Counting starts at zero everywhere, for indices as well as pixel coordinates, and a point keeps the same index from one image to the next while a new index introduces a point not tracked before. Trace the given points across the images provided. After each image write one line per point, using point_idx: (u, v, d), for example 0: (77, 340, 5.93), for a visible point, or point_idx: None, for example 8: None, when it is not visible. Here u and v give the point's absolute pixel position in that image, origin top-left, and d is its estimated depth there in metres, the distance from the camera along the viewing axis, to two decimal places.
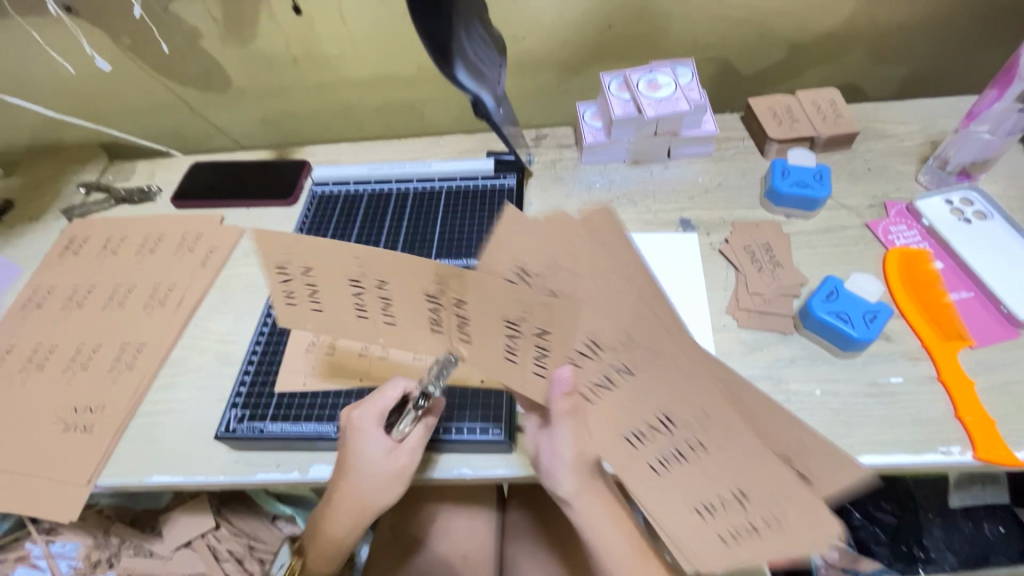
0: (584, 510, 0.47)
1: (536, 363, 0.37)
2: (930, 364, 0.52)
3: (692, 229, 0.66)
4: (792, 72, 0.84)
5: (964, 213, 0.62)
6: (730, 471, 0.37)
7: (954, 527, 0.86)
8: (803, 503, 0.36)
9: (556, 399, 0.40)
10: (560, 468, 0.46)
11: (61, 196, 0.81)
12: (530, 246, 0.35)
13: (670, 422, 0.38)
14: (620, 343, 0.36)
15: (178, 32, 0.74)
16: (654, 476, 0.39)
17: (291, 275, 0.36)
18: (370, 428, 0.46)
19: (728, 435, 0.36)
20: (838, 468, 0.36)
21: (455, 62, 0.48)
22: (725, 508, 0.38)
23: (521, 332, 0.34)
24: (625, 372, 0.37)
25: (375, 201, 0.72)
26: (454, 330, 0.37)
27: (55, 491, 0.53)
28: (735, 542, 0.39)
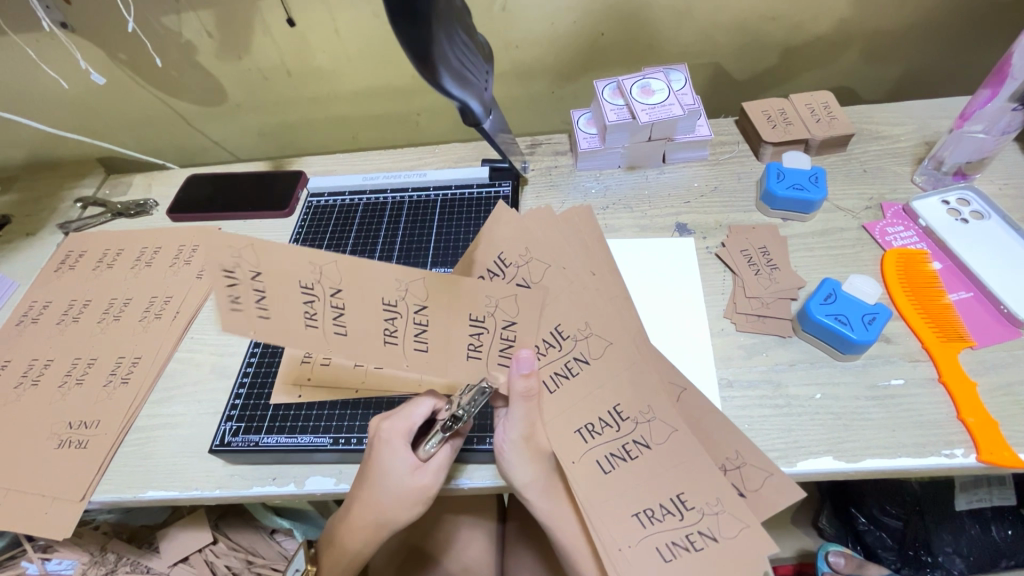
0: (538, 504, 0.46)
1: (500, 356, 0.44)
2: (930, 366, 0.52)
3: (688, 233, 0.65)
4: (785, 75, 0.84)
5: (961, 213, 0.62)
6: (673, 478, 0.43)
7: (960, 531, 0.85)
8: (739, 516, 0.41)
9: (513, 381, 0.43)
10: (515, 451, 0.45)
11: (58, 211, 0.81)
12: (507, 242, 0.46)
13: (620, 417, 0.44)
14: (575, 335, 0.46)
15: (172, 46, 0.74)
16: (599, 472, 0.43)
17: (316, 294, 0.37)
18: (397, 442, 0.46)
19: (671, 432, 0.44)
20: (773, 481, 0.44)
21: (444, 74, 0.51)
22: (667, 515, 0.42)
23: (487, 326, 0.42)
24: (581, 361, 0.46)
25: (370, 211, 0.72)
26: (411, 340, 0.40)
27: (49, 508, 0.52)
28: (671, 556, 0.41)
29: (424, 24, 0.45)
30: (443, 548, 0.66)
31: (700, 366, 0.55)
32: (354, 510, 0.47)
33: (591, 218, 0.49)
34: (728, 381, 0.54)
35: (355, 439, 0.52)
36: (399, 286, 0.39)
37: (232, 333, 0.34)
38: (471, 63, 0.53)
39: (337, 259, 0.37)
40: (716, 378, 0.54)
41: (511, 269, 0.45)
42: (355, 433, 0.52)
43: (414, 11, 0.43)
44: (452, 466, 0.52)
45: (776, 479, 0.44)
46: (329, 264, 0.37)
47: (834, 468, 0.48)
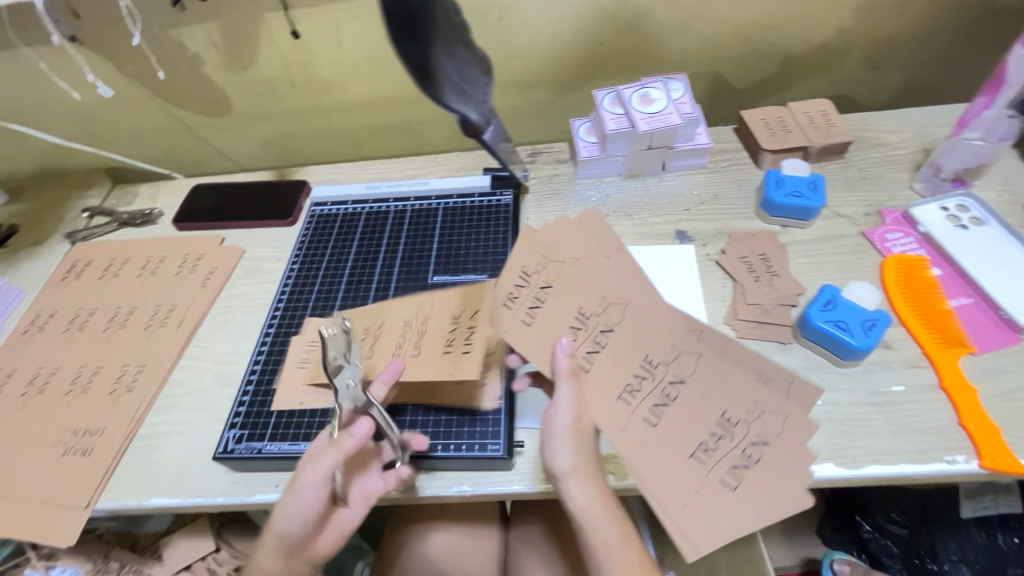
0: (585, 490, 0.45)
1: (519, 344, 0.46)
2: (931, 372, 0.52)
3: (689, 241, 0.66)
4: (784, 84, 0.84)
5: (960, 219, 0.62)
6: (711, 409, 0.44)
7: (966, 538, 0.83)
8: (776, 413, 0.42)
9: (556, 364, 0.45)
10: (560, 437, 0.45)
11: (65, 221, 0.82)
12: (525, 251, 0.47)
13: (652, 364, 0.45)
14: (597, 313, 0.45)
15: (178, 58, 0.76)
16: (649, 427, 0.44)
17: (354, 322, 0.57)
18: (308, 490, 0.45)
19: (696, 358, 0.44)
20: (798, 386, 0.42)
21: (441, 88, 0.49)
22: (720, 441, 0.43)
23: (544, 315, 0.46)
24: (608, 330, 0.45)
25: (373, 220, 0.73)
26: (456, 343, 0.51)
27: (54, 515, 0.52)
28: (735, 481, 0.42)
29: (423, 38, 0.48)
30: (444, 554, 0.66)
31: None
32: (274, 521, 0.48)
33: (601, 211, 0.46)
34: None
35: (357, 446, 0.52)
36: (415, 310, 0.56)
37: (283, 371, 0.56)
38: (469, 76, 0.53)
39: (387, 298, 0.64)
40: None
41: (534, 277, 0.47)
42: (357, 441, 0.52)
43: (414, 28, 0.47)
44: (452, 473, 0.52)
45: (794, 420, 0.42)
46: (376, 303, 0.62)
47: (836, 474, 0.47)
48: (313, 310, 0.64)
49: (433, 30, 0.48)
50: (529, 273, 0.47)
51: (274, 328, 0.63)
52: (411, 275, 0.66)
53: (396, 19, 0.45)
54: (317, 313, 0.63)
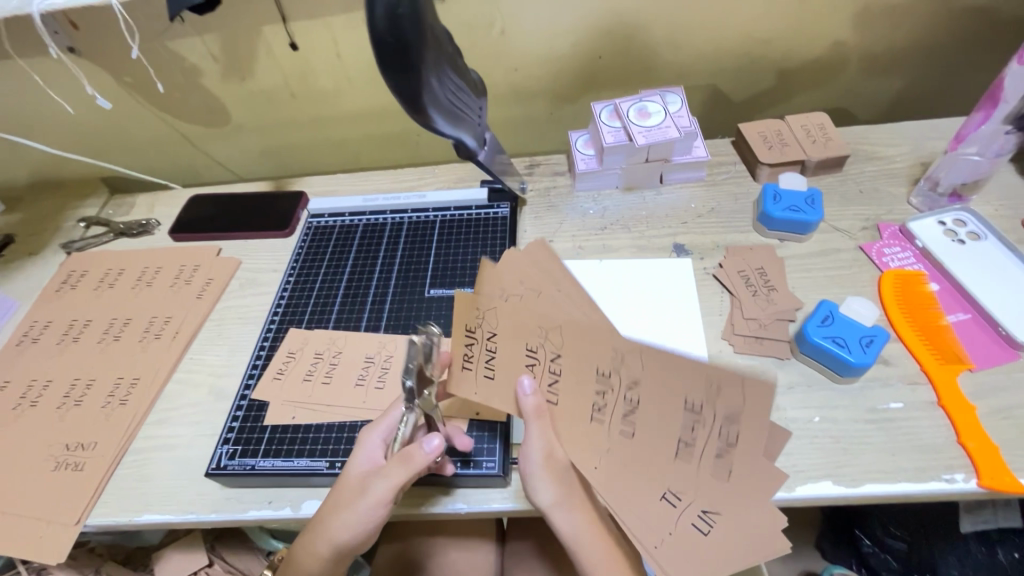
0: (568, 522, 0.46)
1: (485, 371, 0.44)
2: (929, 389, 0.52)
3: (686, 254, 0.66)
4: (782, 97, 0.85)
5: (958, 234, 0.62)
6: (674, 443, 0.39)
7: (965, 553, 0.83)
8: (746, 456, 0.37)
9: (521, 405, 0.42)
10: (536, 473, 0.45)
11: (61, 231, 0.82)
12: (478, 293, 0.41)
13: (604, 374, 0.40)
14: (543, 344, 0.41)
15: (176, 69, 0.76)
16: (620, 466, 0.41)
17: (323, 356, 0.59)
18: (363, 507, 0.44)
19: (640, 355, 0.38)
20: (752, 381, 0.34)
21: (434, 112, 0.51)
22: (694, 433, 0.38)
23: (539, 358, 0.42)
24: (556, 357, 0.41)
25: (370, 231, 0.72)
26: (483, 365, 0.43)
27: (44, 532, 0.52)
28: (707, 527, 0.40)
29: (416, 65, 0.47)
30: (439, 568, 0.66)
31: None
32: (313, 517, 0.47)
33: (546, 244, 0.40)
34: None
35: None
36: (378, 345, 0.59)
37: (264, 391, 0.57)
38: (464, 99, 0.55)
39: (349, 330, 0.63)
40: None
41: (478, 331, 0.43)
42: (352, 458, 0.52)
43: (406, 59, 0.46)
44: (447, 490, 0.51)
45: (752, 387, 0.34)
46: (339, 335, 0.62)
47: (835, 493, 0.47)
48: (309, 323, 0.63)
49: (425, 57, 0.48)
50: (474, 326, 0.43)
51: (269, 342, 0.62)
52: (408, 288, 0.65)
53: (389, 47, 0.44)
54: (313, 327, 0.63)
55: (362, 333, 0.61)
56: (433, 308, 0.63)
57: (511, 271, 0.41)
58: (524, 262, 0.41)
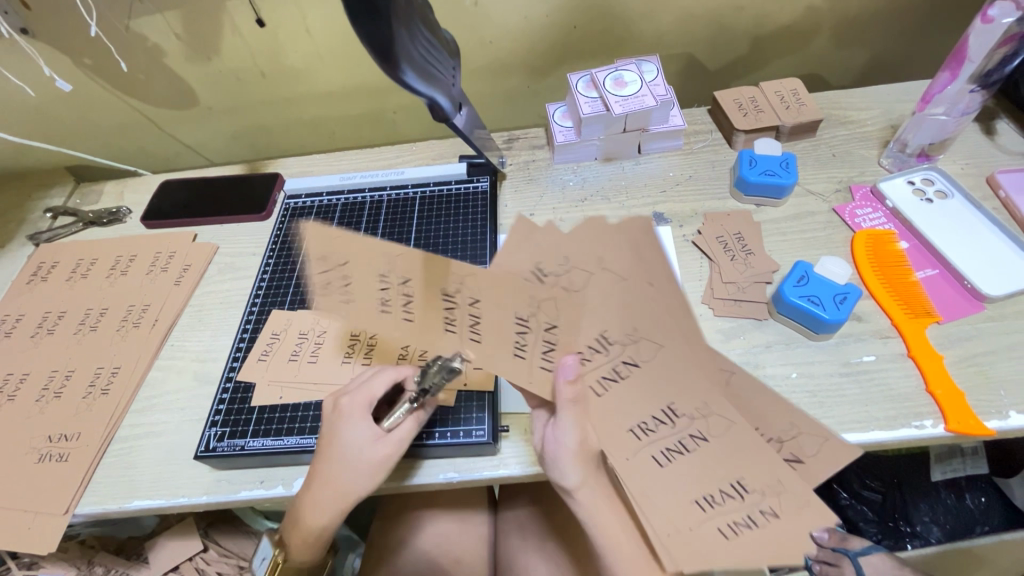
0: (585, 503, 0.45)
1: (407, 317, 0.37)
2: (900, 341, 0.54)
3: (665, 222, 0.66)
4: (756, 64, 0.85)
5: (926, 193, 0.64)
6: (736, 458, 0.36)
7: (937, 500, 0.88)
8: (803, 491, 0.35)
9: (561, 392, 0.39)
10: (564, 456, 0.44)
11: (27, 222, 0.79)
12: (545, 250, 0.35)
13: (674, 414, 0.37)
14: (621, 345, 0.37)
15: (138, 49, 0.73)
16: (656, 467, 0.37)
17: (308, 337, 0.59)
18: (358, 413, 0.47)
19: (656, 346, 0.36)
20: (830, 446, 0.35)
21: (407, 68, 0.50)
22: (727, 498, 0.36)
23: (530, 326, 0.38)
24: (632, 364, 0.37)
25: (349, 211, 0.72)
26: (333, 296, 0.37)
27: (32, 523, 0.51)
28: (734, 534, 0.36)
29: (384, 17, 0.46)
30: (434, 542, 0.67)
31: None
32: (313, 488, 0.47)
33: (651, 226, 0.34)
34: None
35: None
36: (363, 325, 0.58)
37: (250, 371, 0.57)
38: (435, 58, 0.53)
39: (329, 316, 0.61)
40: None
41: (549, 280, 0.35)
42: None
43: (375, 9, 0.45)
44: (435, 460, 0.52)
45: (832, 445, 0.35)
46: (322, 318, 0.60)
47: None
48: (292, 304, 0.63)
49: (391, 9, 0.46)
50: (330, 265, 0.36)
51: (253, 324, 0.62)
52: None
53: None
54: (296, 307, 0.63)
55: None
56: None
57: (601, 236, 0.35)
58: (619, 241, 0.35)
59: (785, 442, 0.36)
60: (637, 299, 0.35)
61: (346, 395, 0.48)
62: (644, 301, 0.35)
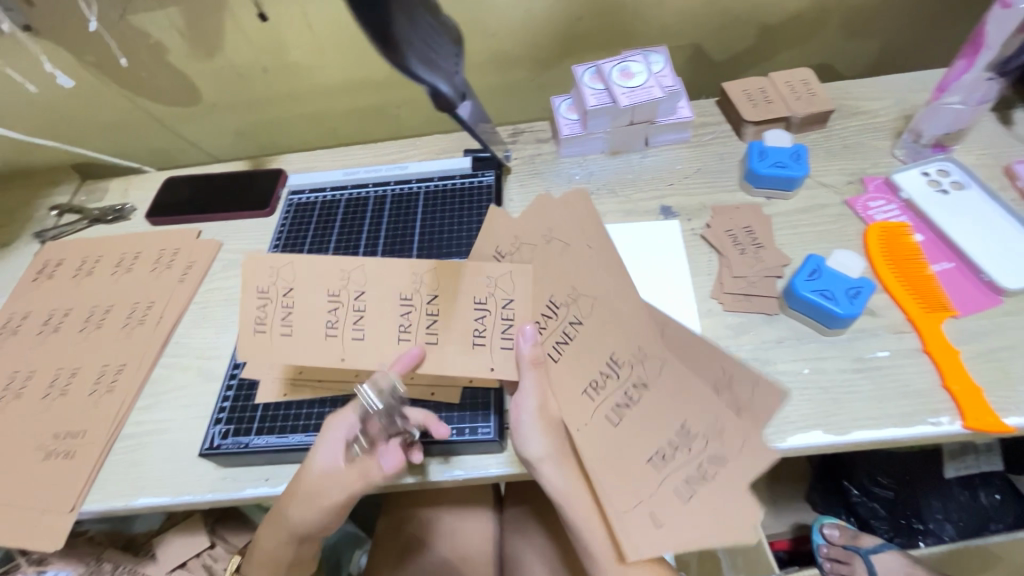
0: (550, 478, 0.46)
1: (427, 334, 0.45)
2: (915, 336, 0.53)
3: (674, 216, 0.65)
4: (765, 55, 0.84)
5: (941, 184, 0.62)
6: (672, 410, 0.45)
7: (950, 497, 0.86)
8: (716, 502, 0.43)
9: (521, 352, 0.44)
10: (528, 427, 0.45)
11: (33, 220, 0.79)
12: (499, 237, 0.51)
13: (618, 364, 0.46)
14: (567, 304, 0.47)
15: (140, 44, 0.73)
16: (609, 430, 0.45)
17: None
18: (332, 440, 0.48)
19: (591, 302, 0.47)
20: (760, 388, 0.45)
21: (410, 57, 0.49)
22: (677, 450, 0.44)
23: (489, 307, 0.45)
24: (576, 322, 0.47)
25: (352, 207, 0.71)
26: (349, 326, 0.45)
27: (38, 521, 0.52)
28: (660, 522, 0.43)
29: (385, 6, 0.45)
30: (442, 539, 0.67)
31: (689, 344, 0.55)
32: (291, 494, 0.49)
33: (584, 195, 0.50)
34: None
35: None
36: None
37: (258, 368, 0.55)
38: (436, 45, 0.53)
39: None
40: None
41: (508, 258, 0.50)
42: None
43: None
44: (443, 456, 0.52)
45: (761, 386, 0.44)
46: None
47: (825, 441, 0.48)
48: None
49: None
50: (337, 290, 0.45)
51: None
52: None
53: None
54: None
55: None
56: None
57: (547, 216, 0.50)
58: (564, 212, 0.50)
59: (710, 435, 0.44)
60: (574, 260, 0.48)
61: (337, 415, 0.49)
62: (583, 267, 0.48)
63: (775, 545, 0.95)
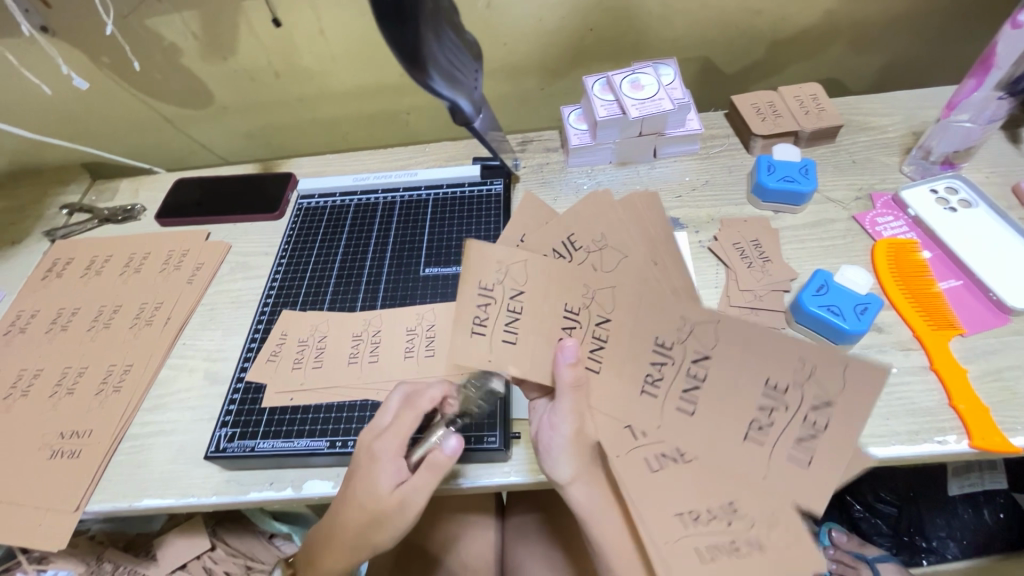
0: (580, 498, 0.45)
1: (507, 334, 0.42)
2: (922, 354, 0.53)
3: (681, 228, 0.66)
4: (774, 69, 0.84)
5: (949, 202, 0.62)
6: (741, 371, 0.38)
7: (954, 515, 0.86)
8: (794, 529, 0.37)
9: (561, 374, 0.41)
10: (562, 448, 0.44)
11: (43, 219, 0.80)
12: (477, 267, 0.41)
13: (666, 347, 0.40)
14: (587, 306, 0.41)
15: (155, 48, 0.73)
16: (647, 471, 0.40)
17: (308, 343, 0.59)
18: (387, 458, 0.45)
19: (612, 292, 0.41)
20: (853, 368, 0.36)
21: (433, 73, 0.50)
22: (772, 415, 0.38)
23: (494, 296, 0.41)
24: (603, 322, 0.41)
25: (361, 213, 0.71)
26: (367, 355, 0.57)
27: (42, 520, 0.52)
28: (710, 557, 0.38)
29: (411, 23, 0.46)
30: (443, 547, 0.66)
31: None
32: (335, 530, 0.46)
33: (652, 198, 0.41)
34: None
35: (353, 441, 0.51)
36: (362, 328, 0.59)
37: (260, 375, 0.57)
38: (460, 62, 0.53)
39: (327, 320, 0.61)
40: None
41: (495, 291, 0.41)
42: (352, 436, 0.52)
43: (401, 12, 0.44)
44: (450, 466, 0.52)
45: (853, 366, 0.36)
46: (322, 323, 0.61)
47: None
48: (303, 305, 0.63)
49: (421, 12, 0.46)
50: (359, 332, 0.59)
51: (264, 325, 0.62)
52: (403, 267, 0.65)
53: (386, 2, 0.42)
54: (307, 308, 0.63)
55: (357, 312, 0.61)
56: (429, 284, 0.63)
57: (602, 220, 0.42)
58: (620, 215, 0.42)
59: (802, 387, 0.37)
60: (638, 278, 0.40)
61: (380, 437, 0.46)
62: (638, 279, 0.40)
63: None
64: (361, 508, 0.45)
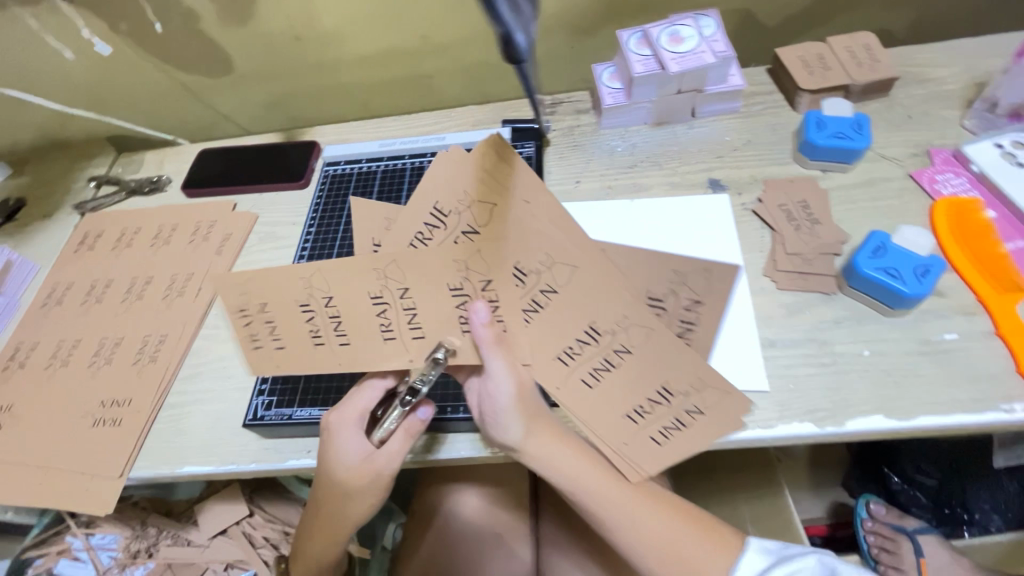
0: (535, 451, 0.47)
1: (274, 341, 0.46)
2: (986, 318, 0.49)
3: (722, 189, 0.62)
4: (821, 19, 0.79)
5: (1016, 157, 0.58)
6: (500, 256, 0.41)
7: (998, 488, 0.83)
8: (719, 385, 0.43)
9: (479, 335, 0.42)
10: (506, 409, 0.45)
11: (72, 191, 0.80)
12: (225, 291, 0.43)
13: (456, 288, 0.42)
14: (312, 298, 0.43)
15: (172, 12, 0.71)
16: (587, 389, 0.44)
17: None
18: (349, 430, 0.47)
19: (479, 254, 0.40)
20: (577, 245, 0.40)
21: None
22: (539, 294, 0.42)
23: (251, 314, 0.44)
24: (404, 292, 0.42)
25: (388, 178, 0.70)
26: None
27: (89, 485, 0.53)
28: (664, 437, 0.44)
29: None
30: None
31: (742, 322, 0.53)
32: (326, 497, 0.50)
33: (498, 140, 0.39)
34: (770, 341, 0.51)
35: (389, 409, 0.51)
36: None
37: None
38: None
39: None
40: (758, 338, 0.51)
41: (249, 314, 0.44)
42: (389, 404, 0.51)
43: None
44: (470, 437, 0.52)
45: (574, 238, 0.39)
46: None
47: (885, 425, 0.46)
48: None
49: None
50: None
51: None
52: None
53: None
54: None
55: None
56: None
57: (457, 174, 0.40)
58: (483, 169, 0.39)
59: (543, 271, 0.41)
60: (512, 221, 0.39)
61: (338, 410, 0.48)
62: (513, 223, 0.40)
63: (811, 530, 0.94)
64: (348, 472, 0.47)
